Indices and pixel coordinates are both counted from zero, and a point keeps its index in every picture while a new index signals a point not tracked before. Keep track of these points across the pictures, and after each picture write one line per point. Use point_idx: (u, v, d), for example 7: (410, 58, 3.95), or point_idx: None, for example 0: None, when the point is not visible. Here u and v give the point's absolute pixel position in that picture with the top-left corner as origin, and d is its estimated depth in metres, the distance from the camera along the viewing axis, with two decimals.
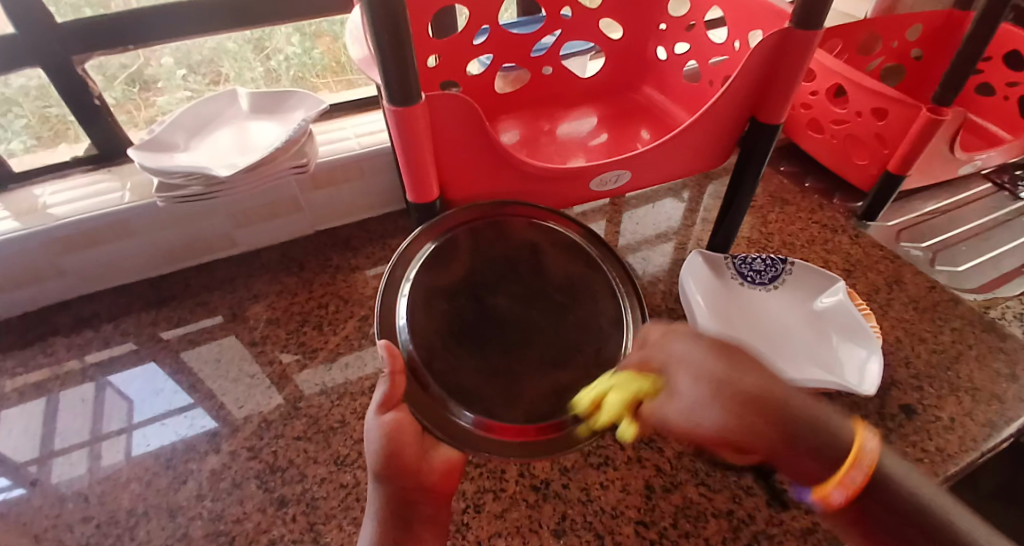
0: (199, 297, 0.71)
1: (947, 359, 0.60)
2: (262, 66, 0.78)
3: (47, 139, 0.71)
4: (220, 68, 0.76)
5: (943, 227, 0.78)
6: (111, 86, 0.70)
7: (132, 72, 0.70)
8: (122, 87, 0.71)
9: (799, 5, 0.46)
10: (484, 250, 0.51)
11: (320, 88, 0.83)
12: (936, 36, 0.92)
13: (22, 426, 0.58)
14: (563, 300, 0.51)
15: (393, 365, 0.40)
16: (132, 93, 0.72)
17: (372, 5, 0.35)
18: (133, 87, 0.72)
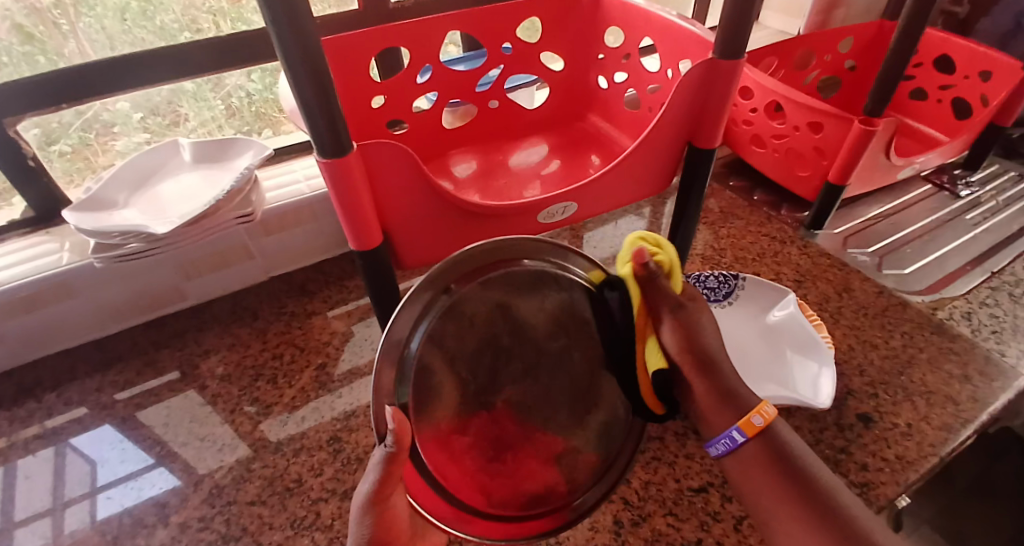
0: (148, 357, 0.68)
1: (900, 364, 0.61)
2: (222, 103, 0.77)
3: (1, 192, 0.69)
4: (179, 109, 0.74)
5: (887, 232, 0.81)
6: (66, 133, 0.68)
7: (87, 118, 0.69)
8: (77, 134, 0.69)
9: (721, 37, 0.48)
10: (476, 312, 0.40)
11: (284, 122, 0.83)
12: (866, 48, 0.97)
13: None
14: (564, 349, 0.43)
15: (399, 448, 0.35)
16: (89, 139, 0.71)
17: (292, 64, 0.35)
18: (90, 133, 0.71)
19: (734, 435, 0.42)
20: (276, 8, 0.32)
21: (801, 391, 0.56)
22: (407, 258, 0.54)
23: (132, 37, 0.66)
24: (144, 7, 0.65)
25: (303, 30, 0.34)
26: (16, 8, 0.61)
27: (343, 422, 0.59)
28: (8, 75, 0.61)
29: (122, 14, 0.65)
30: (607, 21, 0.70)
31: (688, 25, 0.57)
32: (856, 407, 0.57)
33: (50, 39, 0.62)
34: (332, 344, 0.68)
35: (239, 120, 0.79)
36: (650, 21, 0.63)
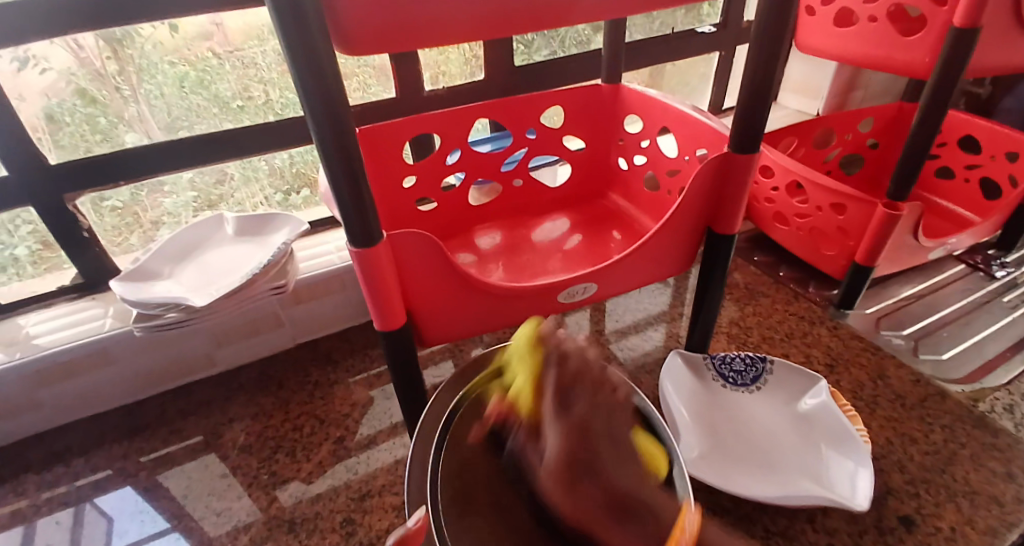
0: (173, 425, 0.69)
1: (941, 460, 0.58)
2: (268, 165, 0.80)
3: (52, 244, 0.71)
4: (226, 169, 0.77)
5: (920, 314, 0.79)
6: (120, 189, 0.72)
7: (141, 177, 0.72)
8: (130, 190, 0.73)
9: (735, 132, 0.50)
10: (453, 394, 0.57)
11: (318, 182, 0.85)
12: (887, 128, 0.98)
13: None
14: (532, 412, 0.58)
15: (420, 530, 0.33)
16: (141, 195, 0.74)
17: (328, 156, 0.38)
18: (143, 190, 0.74)
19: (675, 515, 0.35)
20: (316, 106, 0.35)
21: (837, 489, 0.53)
22: (429, 337, 0.54)
23: (188, 103, 0.71)
24: (202, 77, 0.71)
25: (339, 126, 0.37)
26: (81, 73, 0.65)
27: (357, 503, 0.59)
28: (69, 134, 0.67)
29: (180, 83, 0.70)
30: (627, 108, 0.74)
31: (704, 118, 0.60)
32: (896, 508, 0.54)
33: (112, 103, 0.68)
34: (350, 417, 0.69)
35: (280, 180, 0.82)
36: (667, 111, 0.66)
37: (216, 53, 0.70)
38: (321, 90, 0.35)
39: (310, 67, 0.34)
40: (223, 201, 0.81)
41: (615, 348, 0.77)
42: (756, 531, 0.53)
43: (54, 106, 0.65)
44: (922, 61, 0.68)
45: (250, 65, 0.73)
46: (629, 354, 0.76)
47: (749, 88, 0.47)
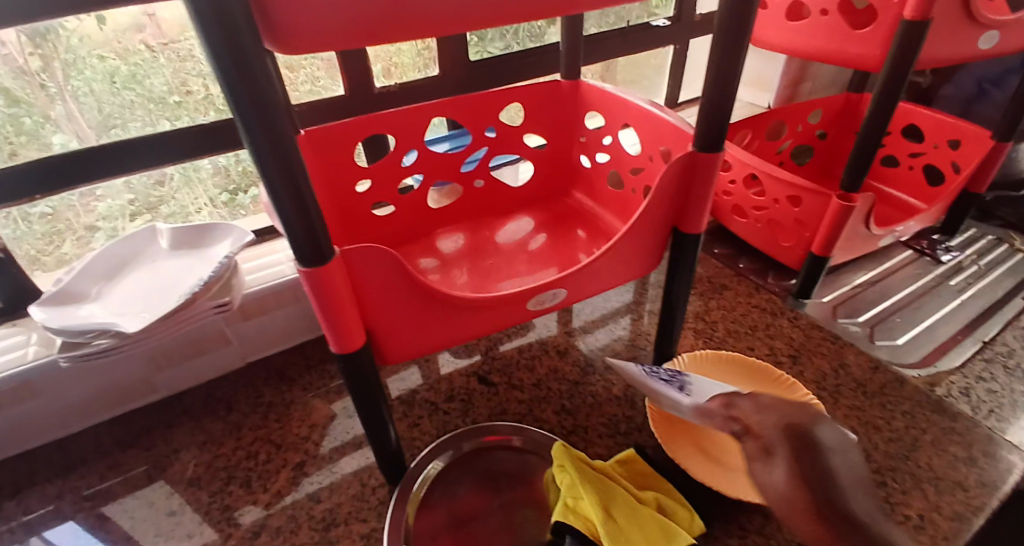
0: (112, 459, 0.64)
1: (904, 447, 0.59)
2: (211, 165, 0.74)
3: None
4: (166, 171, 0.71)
5: (876, 300, 0.81)
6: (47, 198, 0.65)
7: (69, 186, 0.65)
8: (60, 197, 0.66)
9: (699, 130, 0.49)
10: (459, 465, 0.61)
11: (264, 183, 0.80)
12: (837, 117, 1.00)
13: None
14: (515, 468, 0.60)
15: None
16: (73, 199, 0.67)
17: (265, 165, 0.34)
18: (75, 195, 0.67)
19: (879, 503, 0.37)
20: (247, 110, 0.31)
21: None
22: (392, 355, 0.51)
23: (121, 100, 0.65)
24: (133, 72, 0.65)
25: (276, 131, 0.33)
26: (2, 71, 0.58)
27: (321, 533, 0.55)
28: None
29: (111, 78, 0.64)
30: (588, 105, 0.72)
31: (664, 114, 0.58)
32: None
33: (36, 101, 0.61)
34: (310, 439, 0.65)
35: (226, 180, 0.77)
36: (628, 107, 0.65)
37: (149, 45, 0.65)
38: (251, 91, 0.31)
39: (237, 65, 0.29)
40: (163, 202, 0.75)
41: (583, 348, 0.75)
42: (734, 533, 0.53)
43: None
44: (874, 54, 0.69)
45: (186, 56, 0.68)
46: (598, 353, 0.75)
47: (714, 84, 0.45)
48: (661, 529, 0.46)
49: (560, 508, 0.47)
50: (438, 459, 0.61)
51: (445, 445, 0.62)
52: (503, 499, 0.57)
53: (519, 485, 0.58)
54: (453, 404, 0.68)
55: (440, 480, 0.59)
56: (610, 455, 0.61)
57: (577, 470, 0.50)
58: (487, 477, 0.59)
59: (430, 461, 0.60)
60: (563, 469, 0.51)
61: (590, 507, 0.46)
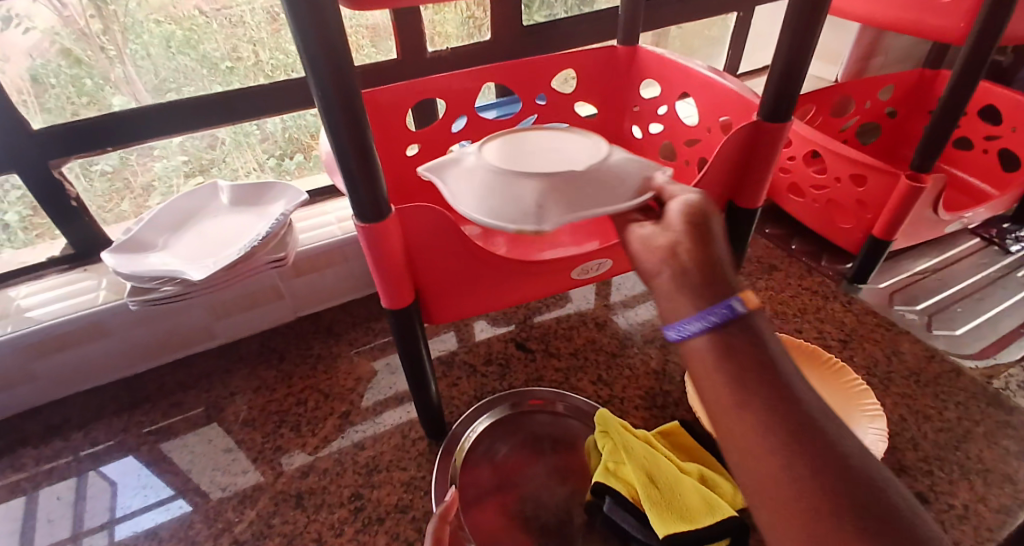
0: (174, 399, 0.68)
1: (955, 438, 0.58)
2: (259, 130, 0.76)
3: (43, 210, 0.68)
4: (217, 134, 0.73)
5: (935, 289, 0.77)
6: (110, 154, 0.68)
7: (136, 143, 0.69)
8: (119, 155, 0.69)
9: (765, 99, 0.47)
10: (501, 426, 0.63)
11: (314, 146, 0.82)
12: (908, 94, 0.94)
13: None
14: (556, 434, 0.62)
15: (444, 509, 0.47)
16: (131, 160, 0.70)
17: (332, 118, 0.35)
18: (134, 155, 0.70)
19: (731, 305, 0.30)
20: (320, 63, 0.32)
21: None
22: (438, 315, 0.52)
23: (176, 64, 0.67)
24: (188, 36, 0.66)
25: (345, 88, 0.34)
26: (65, 33, 0.61)
27: (365, 477, 0.58)
28: (55, 96, 0.62)
29: (167, 43, 0.65)
30: (644, 73, 0.70)
31: (726, 82, 0.58)
32: (911, 486, 0.53)
33: (97, 64, 0.63)
34: (356, 391, 0.68)
35: (274, 145, 0.79)
36: (687, 75, 0.63)
37: (202, 10, 0.66)
38: (324, 48, 0.31)
39: (313, 22, 0.30)
40: (214, 164, 0.77)
41: (622, 320, 0.75)
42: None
43: (37, 67, 0.61)
44: (956, 28, 0.63)
45: (237, 23, 0.68)
46: (637, 326, 0.75)
47: (786, 51, 0.44)
48: (701, 495, 0.47)
49: (601, 470, 0.50)
50: (482, 419, 0.63)
51: (490, 406, 0.64)
52: (546, 461, 0.59)
53: (561, 449, 0.60)
54: (492, 368, 0.70)
55: (485, 438, 0.61)
56: (648, 426, 0.62)
57: (619, 436, 0.52)
58: (531, 439, 0.61)
59: (473, 418, 0.63)
60: (606, 434, 0.53)
61: (630, 471, 0.49)
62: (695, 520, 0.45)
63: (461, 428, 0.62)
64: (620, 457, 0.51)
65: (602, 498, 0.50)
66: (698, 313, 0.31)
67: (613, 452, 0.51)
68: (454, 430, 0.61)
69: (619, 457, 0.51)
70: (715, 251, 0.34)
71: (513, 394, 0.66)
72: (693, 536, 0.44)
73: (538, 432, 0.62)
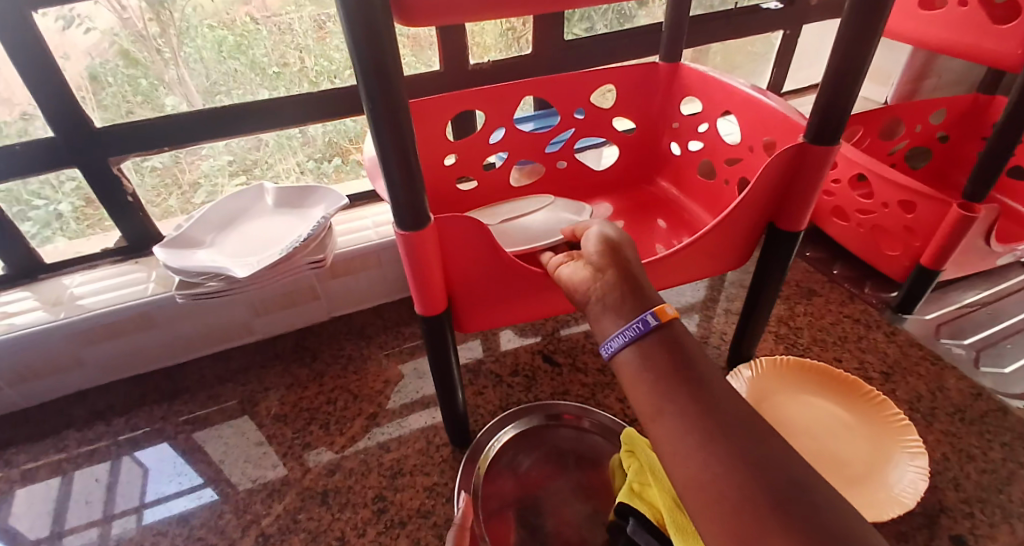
0: (211, 391, 0.70)
1: (1000, 480, 0.55)
2: (302, 134, 0.78)
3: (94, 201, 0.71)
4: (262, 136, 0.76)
5: (984, 323, 0.74)
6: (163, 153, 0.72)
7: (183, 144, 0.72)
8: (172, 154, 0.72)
9: (812, 120, 0.46)
10: (526, 438, 0.63)
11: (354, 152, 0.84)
12: (961, 119, 0.91)
13: (28, 512, 0.59)
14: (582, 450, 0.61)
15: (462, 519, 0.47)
16: (178, 159, 0.73)
17: (379, 127, 0.36)
18: (179, 156, 0.73)
19: (647, 317, 0.35)
20: (371, 73, 0.33)
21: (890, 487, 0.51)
22: (470, 323, 0.53)
23: (226, 68, 0.69)
24: (239, 42, 0.69)
25: (393, 98, 0.35)
26: (123, 34, 0.64)
27: (389, 480, 0.59)
28: (111, 94, 0.66)
29: (219, 47, 0.68)
30: (685, 90, 0.70)
31: (772, 102, 0.57)
32: (950, 527, 0.51)
33: (153, 65, 0.67)
34: (383, 393, 0.69)
35: (314, 148, 0.81)
36: (730, 93, 0.63)
37: (253, 18, 0.68)
38: (375, 59, 0.33)
39: (367, 34, 0.31)
40: (257, 166, 0.80)
41: None
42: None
43: (96, 66, 0.64)
44: (1013, 53, 0.62)
45: (286, 30, 0.70)
46: None
47: (836, 71, 0.43)
48: None
49: (626, 491, 0.49)
50: (507, 430, 0.63)
51: (515, 417, 0.64)
52: (570, 476, 0.59)
53: (586, 466, 0.60)
54: (518, 378, 0.70)
55: (509, 449, 0.61)
56: None
57: (647, 459, 0.51)
58: (555, 453, 0.61)
59: (498, 428, 0.63)
60: (631, 455, 0.52)
61: (656, 495, 0.48)
62: None
63: (485, 437, 0.62)
64: (644, 479, 0.49)
65: (625, 519, 0.49)
66: (619, 331, 0.35)
67: (638, 474, 0.50)
68: (479, 439, 0.61)
69: (644, 479, 0.50)
70: (628, 268, 0.39)
71: (540, 407, 0.65)
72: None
73: (564, 448, 0.62)
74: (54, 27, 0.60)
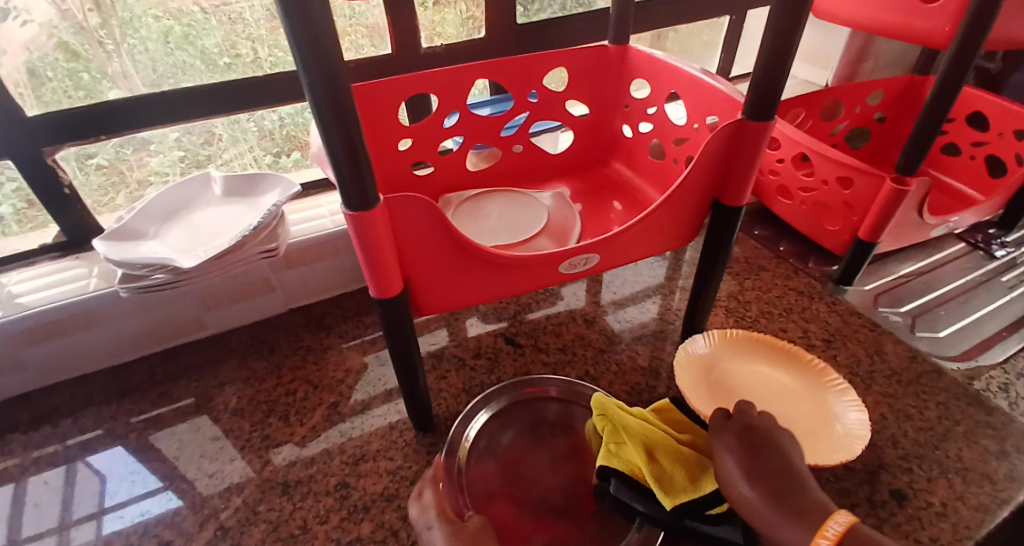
0: (163, 388, 0.68)
1: (935, 436, 0.59)
2: (257, 126, 0.76)
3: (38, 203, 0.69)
4: (214, 129, 0.74)
5: (920, 291, 0.78)
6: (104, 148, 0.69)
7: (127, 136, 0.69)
8: (114, 148, 0.69)
9: (750, 98, 0.48)
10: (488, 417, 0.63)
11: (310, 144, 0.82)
12: (897, 100, 0.95)
13: None
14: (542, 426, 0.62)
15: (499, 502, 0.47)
16: (126, 153, 0.71)
17: (320, 111, 0.35)
18: (127, 148, 0.70)
19: None
20: (309, 57, 0.32)
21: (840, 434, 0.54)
22: (426, 306, 0.53)
23: (175, 60, 0.67)
24: (187, 32, 0.67)
25: (334, 81, 0.34)
26: (63, 26, 0.62)
27: (352, 467, 0.58)
28: (52, 89, 0.63)
29: (165, 38, 0.66)
30: (634, 72, 0.71)
31: (716, 83, 0.58)
32: (889, 482, 0.54)
33: (95, 58, 0.64)
34: (344, 383, 0.68)
35: (271, 142, 0.79)
36: (677, 75, 0.64)
37: (201, 7, 0.67)
38: (313, 42, 0.32)
39: (303, 17, 0.30)
40: (212, 160, 0.77)
41: (611, 319, 0.76)
42: None
43: (34, 61, 0.61)
44: (941, 31, 0.65)
45: (237, 19, 0.69)
46: (625, 326, 0.75)
47: (770, 51, 0.44)
48: (700, 464, 0.50)
49: (604, 454, 0.52)
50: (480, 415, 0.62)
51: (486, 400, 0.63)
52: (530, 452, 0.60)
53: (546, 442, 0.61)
54: (481, 361, 0.70)
55: (484, 430, 0.61)
56: None
57: (617, 416, 0.53)
58: (517, 430, 0.61)
59: (471, 410, 0.62)
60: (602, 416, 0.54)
61: (632, 453, 0.51)
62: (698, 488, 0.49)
63: (459, 427, 0.60)
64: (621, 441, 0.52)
65: (607, 481, 0.52)
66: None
67: (611, 436, 0.53)
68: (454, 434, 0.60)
69: (621, 441, 0.52)
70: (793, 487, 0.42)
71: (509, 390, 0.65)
72: (698, 503, 0.48)
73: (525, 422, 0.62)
74: None
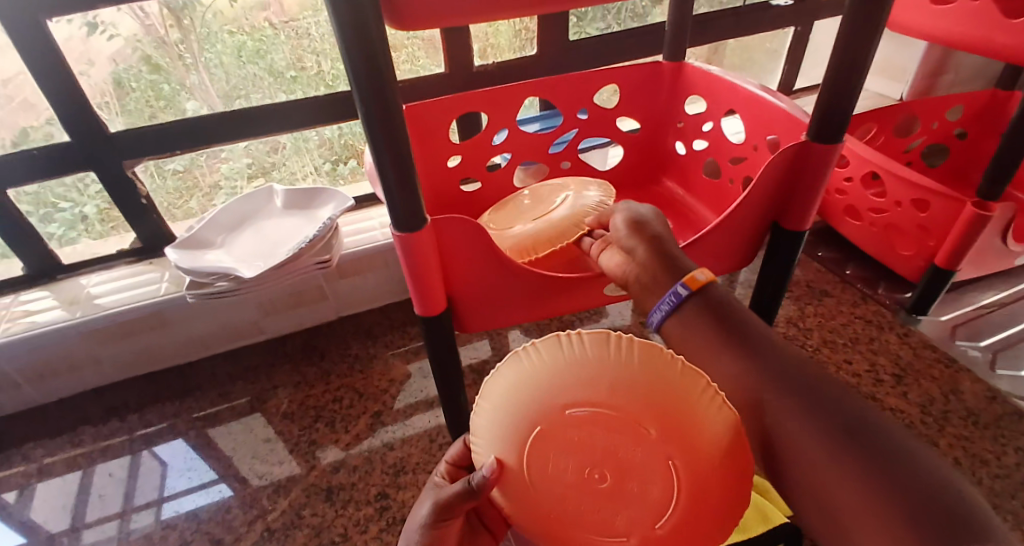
0: (222, 388, 0.72)
1: (1014, 486, 0.54)
2: (317, 135, 0.79)
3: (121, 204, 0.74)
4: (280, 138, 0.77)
5: (1002, 325, 0.72)
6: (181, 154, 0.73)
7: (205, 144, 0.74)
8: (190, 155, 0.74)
9: (814, 117, 0.46)
10: None
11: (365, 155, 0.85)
12: (976, 115, 0.88)
13: (44, 506, 0.61)
14: None
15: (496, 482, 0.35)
16: (200, 161, 0.75)
17: (373, 133, 0.36)
18: (202, 156, 0.75)
19: (678, 290, 0.42)
20: (365, 82, 0.34)
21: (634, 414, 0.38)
22: (471, 324, 0.53)
23: (245, 73, 0.71)
24: (258, 47, 0.71)
25: (388, 105, 0.35)
26: (147, 40, 0.66)
27: (392, 478, 0.59)
28: (135, 99, 0.68)
29: (238, 52, 0.70)
30: (688, 88, 0.69)
31: (776, 100, 0.56)
32: None
33: (174, 70, 0.68)
34: (388, 393, 0.69)
35: (330, 150, 0.82)
36: (733, 91, 0.62)
37: (271, 22, 0.70)
38: (371, 69, 0.33)
39: (361, 45, 0.32)
40: (275, 168, 0.81)
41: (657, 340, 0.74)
42: None
43: (121, 71, 0.66)
44: None
45: (303, 35, 0.72)
46: None
47: (837, 70, 0.43)
48: (757, 507, 0.49)
49: None
50: None
51: None
52: None
53: None
54: None
55: None
56: None
57: None
58: None
59: None
60: None
61: None
62: (749, 529, 0.47)
63: None
64: None
65: None
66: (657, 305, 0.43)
67: None
68: None
69: None
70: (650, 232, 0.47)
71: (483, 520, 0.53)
72: None
73: None
74: (78, 33, 0.62)
